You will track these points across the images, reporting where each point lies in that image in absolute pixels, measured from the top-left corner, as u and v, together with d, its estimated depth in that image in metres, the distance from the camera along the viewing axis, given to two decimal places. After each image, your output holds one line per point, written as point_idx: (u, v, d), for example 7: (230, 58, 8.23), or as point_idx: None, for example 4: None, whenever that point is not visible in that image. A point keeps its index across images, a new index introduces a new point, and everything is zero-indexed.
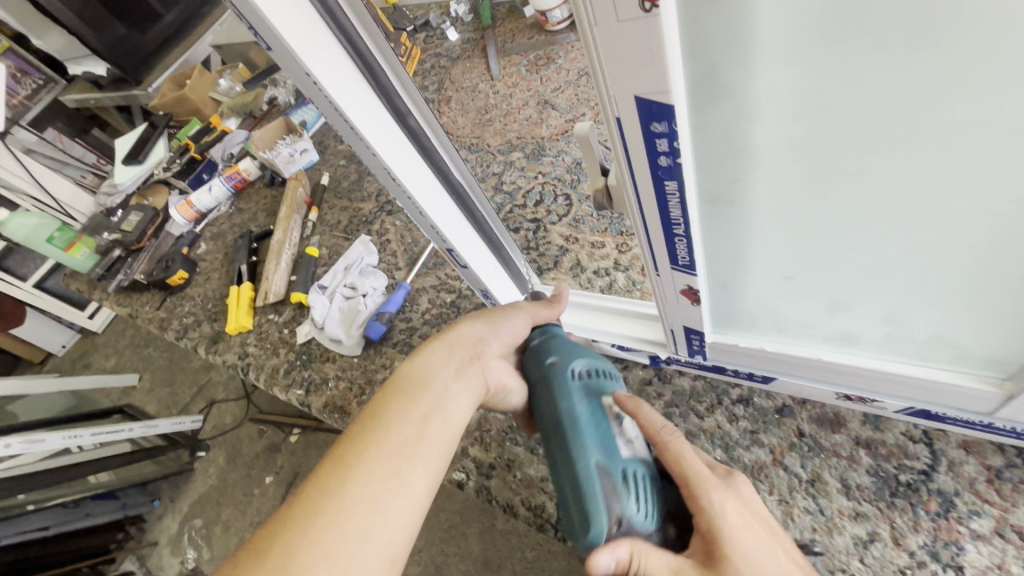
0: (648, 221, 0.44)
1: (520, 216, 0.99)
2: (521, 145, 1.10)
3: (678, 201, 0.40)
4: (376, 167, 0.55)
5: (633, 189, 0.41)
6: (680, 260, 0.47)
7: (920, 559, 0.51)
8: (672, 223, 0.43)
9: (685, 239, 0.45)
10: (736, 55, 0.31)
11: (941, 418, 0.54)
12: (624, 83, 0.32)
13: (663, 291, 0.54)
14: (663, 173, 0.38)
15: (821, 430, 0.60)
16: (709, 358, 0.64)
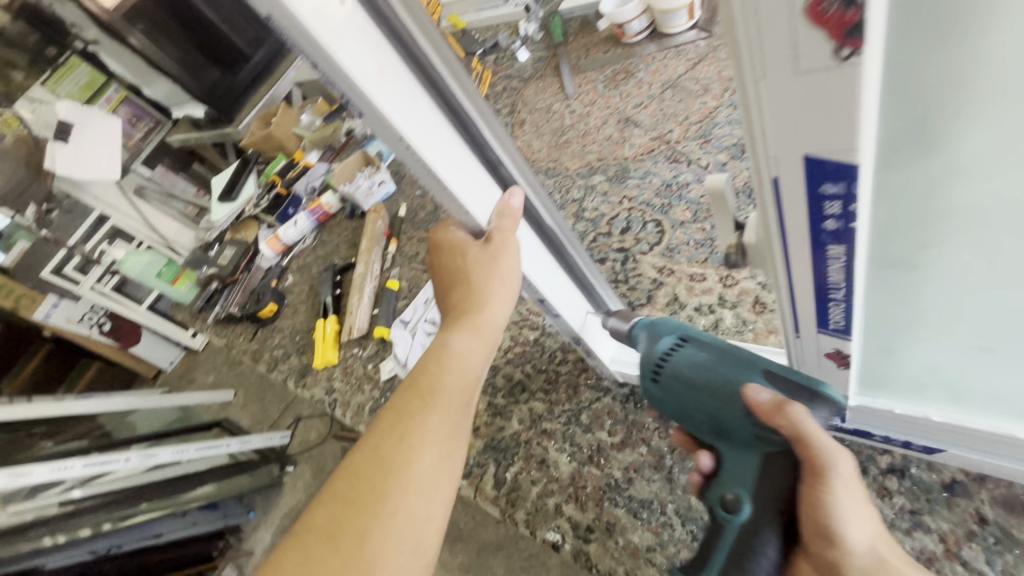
0: (797, 283, 0.37)
1: (605, 246, 0.93)
2: (603, 167, 1.04)
3: (842, 265, 0.33)
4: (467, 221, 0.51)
5: (782, 248, 0.34)
6: (832, 323, 0.39)
7: None
8: (830, 287, 0.35)
9: (843, 304, 0.36)
10: (954, 102, 0.24)
11: None
12: (793, 135, 0.26)
13: (803, 352, 0.46)
14: (828, 238, 0.31)
15: (1011, 517, 0.49)
16: (850, 422, 0.54)
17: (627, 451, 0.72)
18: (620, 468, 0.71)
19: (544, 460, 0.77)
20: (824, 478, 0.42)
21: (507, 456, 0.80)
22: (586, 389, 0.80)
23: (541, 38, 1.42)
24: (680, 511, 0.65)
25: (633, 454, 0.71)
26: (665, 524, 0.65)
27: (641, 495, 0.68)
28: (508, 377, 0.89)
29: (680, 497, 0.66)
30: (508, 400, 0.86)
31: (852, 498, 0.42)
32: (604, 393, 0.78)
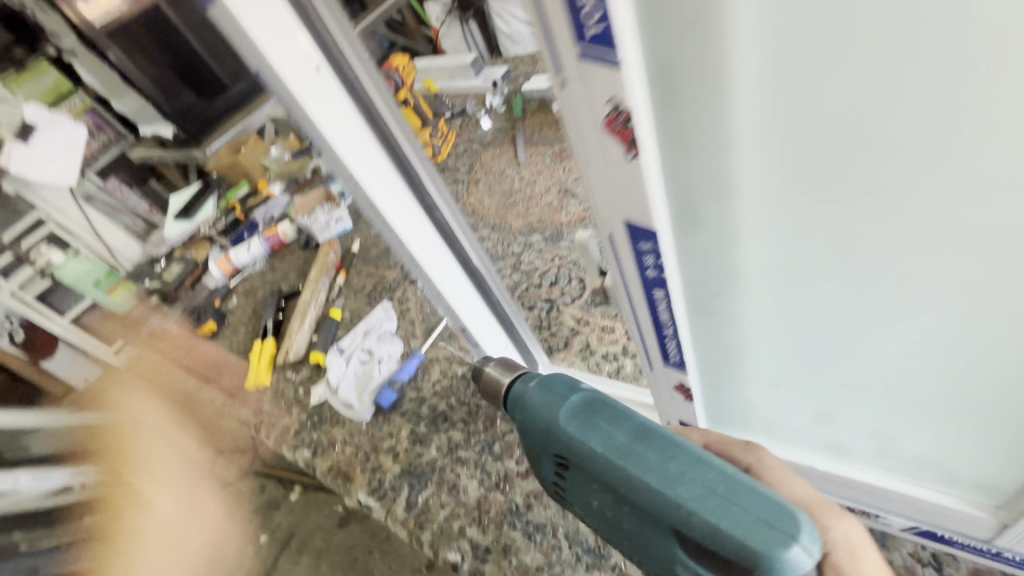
0: (641, 321, 0.48)
1: (535, 295, 1.04)
2: (541, 229, 1.18)
3: (666, 308, 0.44)
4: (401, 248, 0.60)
5: (627, 298, 0.46)
6: (672, 358, 0.51)
7: None
8: (662, 326, 0.47)
9: (675, 341, 0.48)
10: (720, 198, 0.38)
11: (947, 540, 0.54)
12: (615, 211, 0.37)
13: (661, 386, 0.57)
14: (652, 284, 0.42)
15: None
16: None
17: (531, 478, 0.79)
18: (523, 494, 0.78)
19: (455, 485, 0.82)
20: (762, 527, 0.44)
21: (420, 480, 0.85)
22: (499, 421, 0.87)
23: (503, 111, 1.61)
24: (572, 537, 0.72)
25: (534, 483, 0.78)
26: (555, 546, 0.72)
27: (538, 518, 0.75)
28: (432, 407, 0.95)
29: (571, 521, 0.73)
30: (430, 428, 0.92)
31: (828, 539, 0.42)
32: (517, 426, 0.86)
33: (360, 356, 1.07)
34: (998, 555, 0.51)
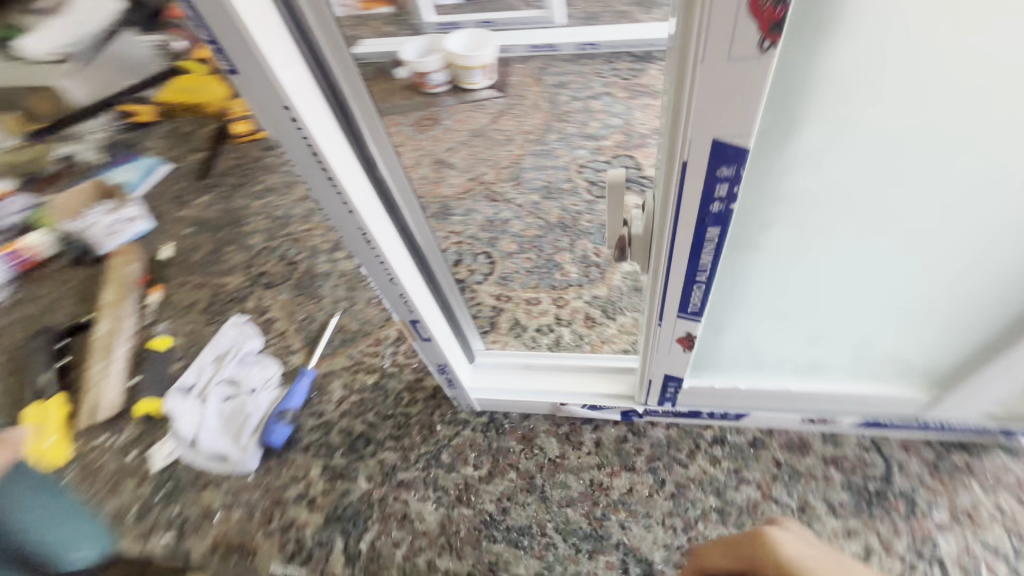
0: (673, 268, 0.42)
1: None
2: (423, 205, 1.04)
3: (713, 246, 0.39)
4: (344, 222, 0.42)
5: (670, 239, 0.39)
6: (691, 306, 0.46)
7: (910, 561, 0.56)
8: (698, 270, 0.42)
9: (703, 286, 0.44)
10: (798, 102, 0.34)
11: (886, 425, 0.61)
12: (709, 123, 0.31)
13: (658, 341, 0.53)
14: (711, 219, 0.37)
15: (793, 455, 0.64)
16: (680, 404, 0.65)
17: (497, 480, 0.68)
18: (493, 500, 0.67)
19: (405, 515, 0.68)
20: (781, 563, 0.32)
21: (357, 523, 0.68)
22: (437, 425, 0.75)
23: None
24: (561, 530, 0.64)
25: (503, 483, 0.68)
26: (548, 545, 0.63)
27: (518, 522, 0.65)
28: (345, 430, 0.77)
29: (558, 513, 0.65)
30: (349, 457, 0.74)
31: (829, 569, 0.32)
32: (463, 427, 0.74)
33: (220, 396, 0.81)
34: (924, 426, 0.60)
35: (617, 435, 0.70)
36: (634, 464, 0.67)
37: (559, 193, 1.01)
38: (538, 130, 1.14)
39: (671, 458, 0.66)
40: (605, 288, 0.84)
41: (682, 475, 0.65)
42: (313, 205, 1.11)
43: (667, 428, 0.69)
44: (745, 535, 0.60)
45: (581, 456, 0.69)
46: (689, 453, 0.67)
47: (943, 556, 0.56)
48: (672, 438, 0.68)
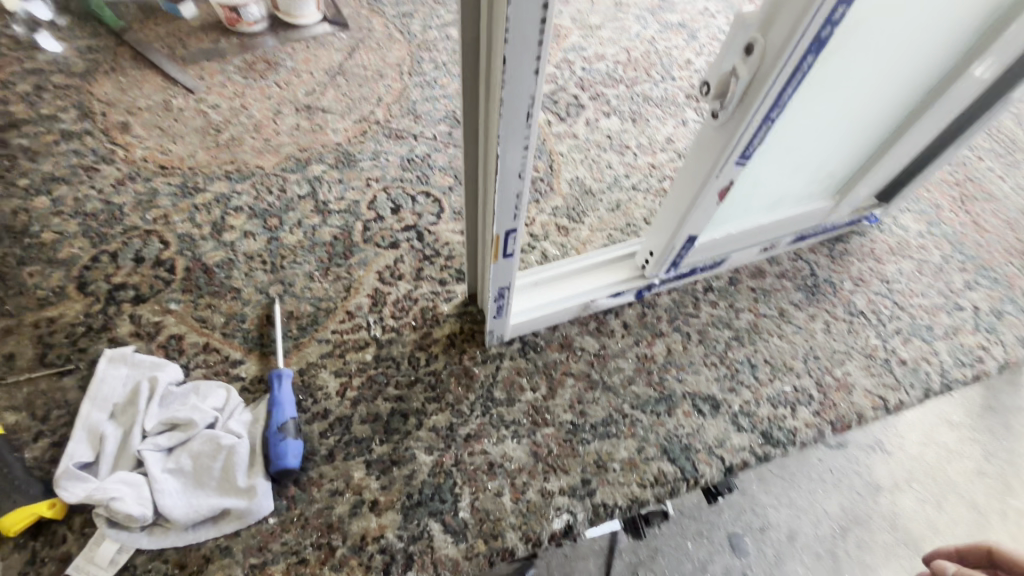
0: (763, 109, 0.48)
1: (386, 229, 0.81)
2: (317, 158, 0.88)
3: (799, 78, 0.47)
4: (517, 90, 0.36)
5: (777, 76, 0.45)
6: (750, 151, 0.54)
7: (850, 318, 0.78)
8: (777, 108, 0.49)
9: (769, 125, 0.51)
10: None
11: (804, 236, 0.82)
12: None
13: (703, 198, 0.60)
14: (815, 47, 0.44)
15: (758, 280, 0.81)
16: (681, 267, 0.75)
17: (561, 391, 0.68)
18: (567, 410, 0.67)
19: (492, 462, 0.62)
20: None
21: (444, 496, 0.60)
22: (472, 368, 0.69)
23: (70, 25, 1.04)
24: (637, 405, 0.68)
25: (568, 391, 0.68)
26: (634, 422, 0.67)
27: (599, 417, 0.67)
28: (369, 417, 0.64)
29: (626, 393, 0.69)
30: (392, 439, 0.63)
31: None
32: (500, 360, 0.70)
33: (158, 459, 0.57)
34: (824, 230, 0.83)
35: (636, 313, 0.76)
36: (662, 329, 0.75)
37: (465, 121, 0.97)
38: (407, 61, 1.05)
39: (684, 315, 0.77)
40: (560, 198, 0.88)
41: (698, 323, 0.76)
42: (150, 187, 0.82)
43: (669, 293, 0.78)
44: (759, 346, 0.75)
45: (618, 341, 0.73)
46: (693, 305, 0.78)
47: (862, 307, 0.80)
48: (677, 299, 0.78)
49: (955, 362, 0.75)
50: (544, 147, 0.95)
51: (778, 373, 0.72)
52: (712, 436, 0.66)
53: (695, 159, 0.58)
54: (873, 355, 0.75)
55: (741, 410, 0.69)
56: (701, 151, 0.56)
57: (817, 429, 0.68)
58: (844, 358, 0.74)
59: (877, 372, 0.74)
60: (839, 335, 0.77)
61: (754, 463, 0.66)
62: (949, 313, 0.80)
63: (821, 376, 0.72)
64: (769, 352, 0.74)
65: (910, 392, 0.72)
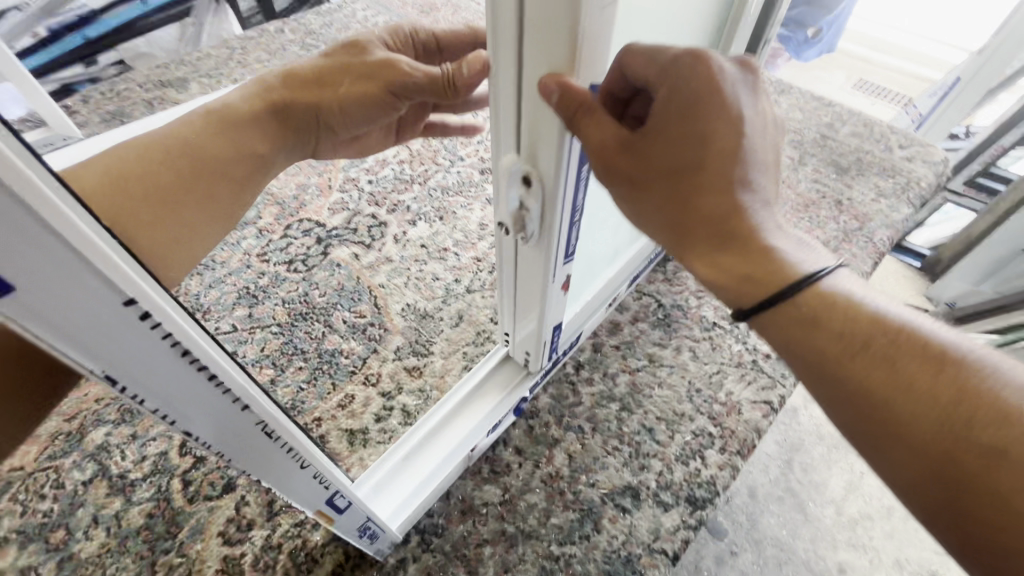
0: (566, 220, 0.44)
1: (212, 472, 0.67)
2: (92, 419, 0.71)
3: (583, 184, 0.43)
4: (235, 432, 0.28)
5: (563, 197, 0.41)
6: (571, 251, 0.50)
7: (708, 334, 0.81)
8: (577, 213, 0.45)
9: (577, 225, 0.47)
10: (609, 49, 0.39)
11: (638, 274, 0.84)
12: (588, 73, 0.33)
13: (551, 305, 0.54)
14: (583, 160, 0.41)
15: (618, 334, 0.81)
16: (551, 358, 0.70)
17: (482, 569, 0.60)
18: None
19: None
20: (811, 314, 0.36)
21: None
22: None
23: None
24: (564, 539, 0.62)
25: (489, 564, 0.60)
26: (569, 560, 0.61)
27: None
28: None
29: (548, 530, 0.63)
30: None
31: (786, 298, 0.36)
32: (403, 568, 0.60)
33: None
34: (651, 260, 0.85)
35: (523, 430, 0.71)
36: (555, 435, 0.70)
37: (262, 291, 0.84)
38: None
39: (568, 407, 0.73)
40: (398, 336, 0.80)
41: (584, 410, 0.73)
42: None
43: (545, 392, 0.74)
44: (646, 406, 0.73)
45: (518, 473, 0.67)
46: (572, 392, 0.74)
47: (713, 318, 0.83)
48: (554, 394, 0.74)
49: None
50: (361, 284, 0.86)
51: (674, 426, 0.71)
52: (646, 531, 0.63)
53: (522, 275, 0.52)
54: (742, 362, 0.78)
55: (659, 485, 0.66)
56: (525, 267, 0.50)
57: (730, 466, 0.68)
58: (721, 377, 0.76)
59: (752, 377, 0.76)
60: (707, 356, 0.78)
61: (694, 535, 0.63)
62: None
63: (711, 409, 0.73)
64: (657, 407, 0.73)
65: (785, 382, 0.76)
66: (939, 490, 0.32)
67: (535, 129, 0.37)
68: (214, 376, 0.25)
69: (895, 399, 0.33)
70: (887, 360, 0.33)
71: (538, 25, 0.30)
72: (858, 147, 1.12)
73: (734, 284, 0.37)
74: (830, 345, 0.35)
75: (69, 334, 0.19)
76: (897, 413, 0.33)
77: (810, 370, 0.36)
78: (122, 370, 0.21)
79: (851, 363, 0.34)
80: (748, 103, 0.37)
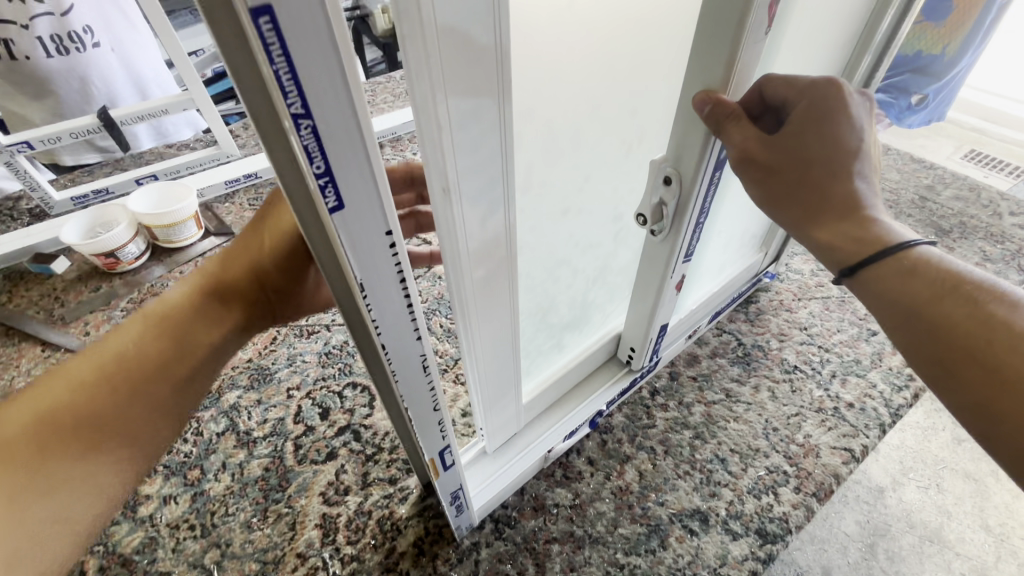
0: (695, 217, 0.54)
1: (319, 440, 0.76)
2: (227, 383, 0.83)
3: (712, 186, 0.53)
4: (403, 363, 0.36)
5: (699, 194, 0.51)
6: (688, 251, 0.60)
7: (788, 377, 0.81)
8: (702, 212, 0.56)
9: (698, 225, 0.57)
10: None
11: (719, 312, 0.87)
12: (738, 87, 0.43)
13: (664, 297, 0.64)
14: (718, 164, 0.51)
15: (695, 366, 0.83)
16: (637, 369, 0.76)
17: (550, 565, 0.64)
18: None
19: None
20: (910, 267, 0.41)
21: None
22: (450, 573, 0.63)
23: None
24: (630, 550, 0.64)
25: (556, 559, 0.64)
26: (633, 570, 0.63)
27: None
28: None
29: (614, 538, 0.65)
30: None
31: (893, 262, 0.42)
32: (477, 549, 0.65)
33: None
34: (732, 299, 0.88)
35: (596, 442, 0.75)
36: (627, 452, 0.73)
37: None
38: None
39: (640, 428, 0.76)
40: None
41: (656, 433, 0.75)
42: None
43: (620, 411, 0.78)
44: (720, 438, 0.74)
45: (589, 481, 0.71)
46: (646, 414, 0.77)
47: (794, 362, 0.83)
48: (629, 415, 0.78)
49: (893, 388, 0.79)
50: None
51: (748, 459, 0.72)
52: (713, 555, 0.64)
53: (644, 268, 0.62)
54: (823, 408, 0.77)
55: (729, 514, 0.67)
56: (650, 259, 0.61)
57: (805, 506, 0.67)
58: (800, 420, 0.76)
59: (833, 424, 0.75)
60: (786, 398, 0.79)
61: (763, 568, 0.63)
62: (868, 340, 0.86)
63: (787, 448, 0.73)
64: (732, 440, 0.74)
65: (869, 433, 0.74)
66: (1000, 412, 0.36)
67: (688, 131, 0.47)
68: (409, 303, 0.32)
69: (974, 334, 0.38)
70: (972, 301, 0.39)
71: (704, 51, 0.42)
72: (962, 211, 1.09)
73: (843, 247, 0.43)
74: (925, 295, 0.40)
75: (352, 239, 0.26)
76: (972, 346, 0.38)
77: (897, 314, 0.42)
78: (365, 274, 0.28)
79: (940, 308, 0.40)
80: (867, 124, 0.45)
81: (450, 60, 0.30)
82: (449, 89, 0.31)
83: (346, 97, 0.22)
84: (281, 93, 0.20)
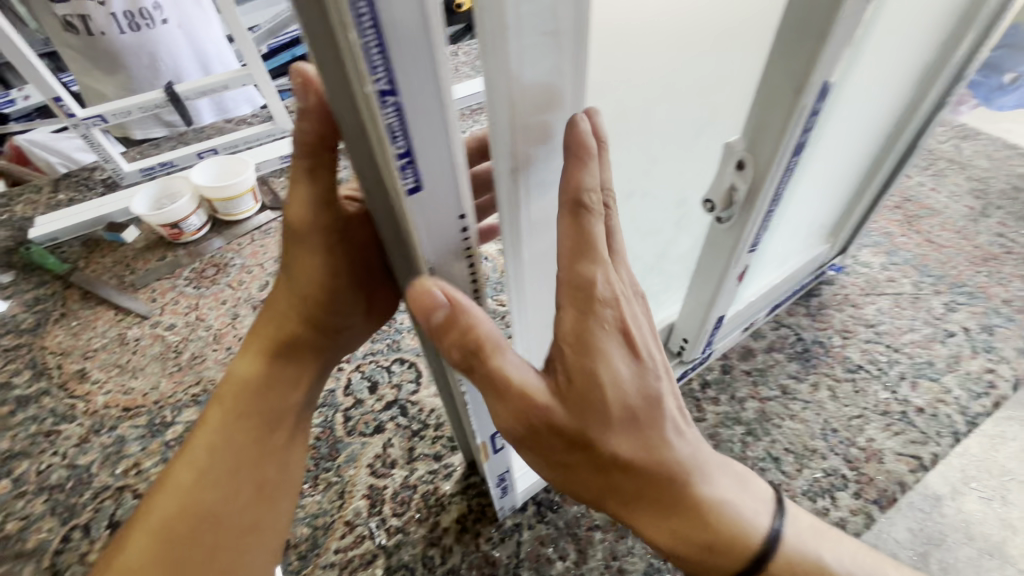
0: (766, 206, 0.51)
1: (367, 413, 0.78)
2: None
3: (787, 174, 0.50)
4: None
5: (772, 183, 0.48)
6: (754, 242, 0.56)
7: (851, 378, 0.77)
8: (773, 201, 0.52)
9: (768, 214, 0.54)
10: None
11: (778, 304, 0.82)
12: (831, 67, 0.40)
13: (724, 289, 0.61)
14: (797, 150, 0.47)
15: (750, 360, 0.80)
16: (689, 360, 0.73)
17: (592, 552, 0.63)
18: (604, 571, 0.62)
19: None
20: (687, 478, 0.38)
21: None
22: (492, 552, 0.64)
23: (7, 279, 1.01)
24: None
25: (598, 546, 0.63)
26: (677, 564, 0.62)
27: (639, 571, 0.62)
28: None
29: None
30: None
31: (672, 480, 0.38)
32: (519, 531, 0.65)
33: None
34: (793, 292, 0.84)
35: None
36: None
37: None
38: None
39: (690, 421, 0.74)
40: None
41: (706, 426, 0.73)
42: (116, 436, 0.77)
43: None
44: (775, 436, 0.71)
45: None
46: (696, 407, 0.75)
47: (858, 361, 0.78)
48: None
49: (970, 395, 0.74)
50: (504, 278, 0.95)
51: (804, 460, 0.69)
52: None
53: (706, 256, 0.59)
54: (889, 411, 0.73)
55: None
56: (713, 248, 0.58)
57: (864, 513, 0.64)
58: (863, 422, 0.72)
59: (900, 429, 0.71)
60: (848, 399, 0.74)
61: None
62: (944, 342, 0.80)
63: (847, 451, 0.69)
64: (786, 439, 0.71)
65: (940, 441, 0.69)
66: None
67: (766, 113, 0.44)
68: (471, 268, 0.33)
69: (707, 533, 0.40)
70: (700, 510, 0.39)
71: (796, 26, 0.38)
72: None
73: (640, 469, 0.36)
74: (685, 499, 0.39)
75: (423, 212, 0.26)
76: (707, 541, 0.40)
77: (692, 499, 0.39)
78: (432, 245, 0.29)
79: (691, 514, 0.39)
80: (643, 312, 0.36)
81: (524, 36, 0.28)
82: (522, 72, 0.29)
83: (430, 68, 0.21)
84: (368, 67, 0.20)
